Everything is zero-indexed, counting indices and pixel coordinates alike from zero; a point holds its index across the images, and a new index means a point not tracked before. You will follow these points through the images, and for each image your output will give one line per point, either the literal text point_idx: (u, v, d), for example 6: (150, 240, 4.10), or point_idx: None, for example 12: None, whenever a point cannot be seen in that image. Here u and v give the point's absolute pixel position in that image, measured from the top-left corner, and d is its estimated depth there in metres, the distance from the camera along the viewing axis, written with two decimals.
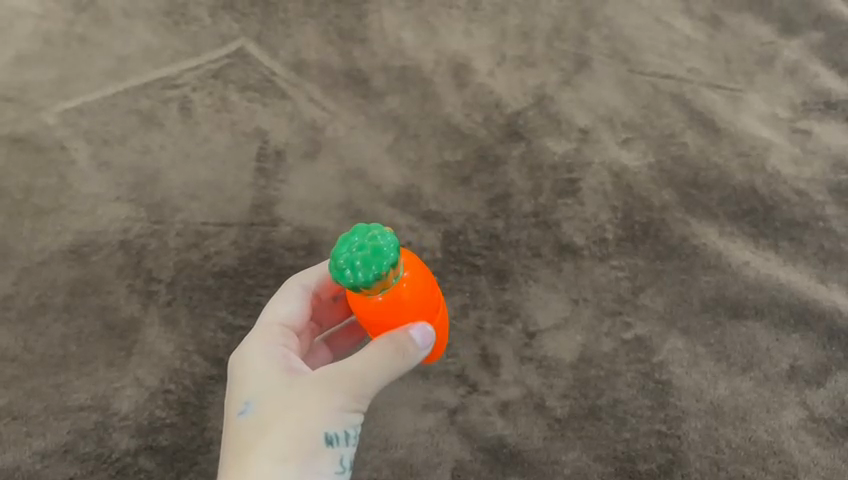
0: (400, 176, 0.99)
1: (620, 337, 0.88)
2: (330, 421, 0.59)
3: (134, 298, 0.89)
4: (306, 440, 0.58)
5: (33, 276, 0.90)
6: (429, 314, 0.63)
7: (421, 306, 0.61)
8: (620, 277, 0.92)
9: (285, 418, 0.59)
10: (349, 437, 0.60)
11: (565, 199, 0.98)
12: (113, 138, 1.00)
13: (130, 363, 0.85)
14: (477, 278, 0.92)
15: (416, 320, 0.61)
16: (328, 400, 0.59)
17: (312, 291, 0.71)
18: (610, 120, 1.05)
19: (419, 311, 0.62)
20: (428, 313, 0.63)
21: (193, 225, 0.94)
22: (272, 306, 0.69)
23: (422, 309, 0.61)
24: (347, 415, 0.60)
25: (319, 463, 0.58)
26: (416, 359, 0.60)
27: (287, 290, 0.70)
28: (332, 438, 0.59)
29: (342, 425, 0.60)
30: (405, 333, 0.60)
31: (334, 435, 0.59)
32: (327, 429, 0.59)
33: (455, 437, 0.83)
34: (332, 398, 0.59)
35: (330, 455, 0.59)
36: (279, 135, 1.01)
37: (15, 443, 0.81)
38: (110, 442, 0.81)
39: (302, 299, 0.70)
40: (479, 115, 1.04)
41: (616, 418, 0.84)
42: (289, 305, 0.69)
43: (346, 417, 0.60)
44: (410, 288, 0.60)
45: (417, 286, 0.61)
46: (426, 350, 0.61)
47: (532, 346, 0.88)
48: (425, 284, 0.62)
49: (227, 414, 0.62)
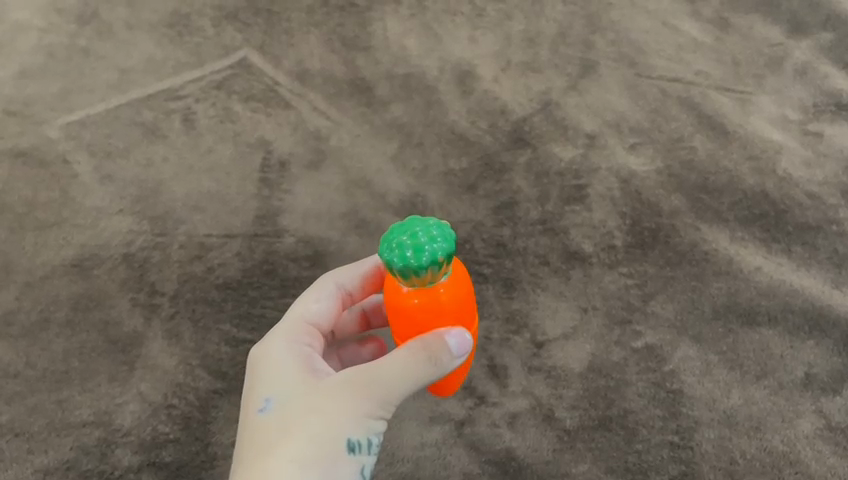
0: (405, 184, 0.98)
1: (630, 346, 0.87)
2: (351, 428, 0.56)
3: (137, 311, 0.88)
4: (327, 445, 0.56)
5: (36, 291, 0.89)
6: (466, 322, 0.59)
7: (459, 312, 0.58)
8: (629, 285, 0.91)
9: (307, 420, 0.56)
10: (371, 444, 0.58)
11: (573, 206, 0.96)
12: (116, 151, 0.99)
13: (133, 378, 0.84)
14: (484, 288, 0.91)
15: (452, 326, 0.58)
16: (351, 405, 0.57)
17: (347, 292, 0.69)
18: (617, 125, 1.03)
19: (456, 318, 0.58)
20: (466, 320, 0.59)
21: (197, 237, 0.93)
22: (298, 304, 0.68)
23: (460, 315, 0.58)
24: (370, 422, 0.57)
25: (338, 470, 0.56)
26: (448, 370, 0.57)
27: (317, 289, 0.68)
28: (353, 445, 0.57)
29: (364, 432, 0.57)
30: (441, 337, 0.56)
31: (355, 441, 0.57)
32: (349, 436, 0.56)
33: (463, 450, 0.82)
34: (356, 403, 0.57)
35: (350, 462, 0.57)
36: (282, 146, 1.00)
37: (16, 460, 0.80)
38: (113, 458, 0.80)
39: (333, 299, 0.68)
40: (485, 122, 1.03)
41: (626, 429, 0.82)
42: (317, 304, 0.68)
43: (369, 424, 0.57)
44: (453, 292, 0.57)
45: (460, 293, 0.58)
46: (462, 358, 0.57)
47: (541, 355, 0.86)
48: (468, 294, 0.59)
49: (247, 410, 0.60)
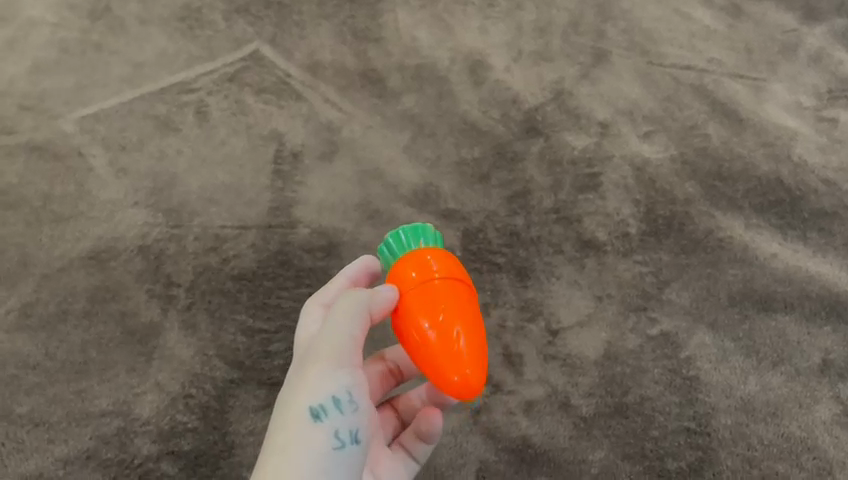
0: (418, 175, 0.98)
1: (645, 333, 0.86)
2: (307, 395, 0.56)
3: (153, 303, 0.88)
4: (294, 423, 0.56)
5: (52, 283, 0.89)
6: (458, 294, 0.58)
7: (446, 282, 0.58)
8: (644, 273, 0.90)
9: (276, 416, 0.58)
10: (339, 403, 0.56)
11: (586, 195, 0.96)
12: (130, 144, 1.00)
13: (150, 368, 0.85)
14: (498, 277, 0.90)
15: (429, 286, 0.58)
16: (305, 377, 0.57)
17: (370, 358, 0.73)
18: (630, 113, 1.03)
19: (449, 287, 0.58)
20: (460, 292, 0.58)
21: (212, 229, 0.93)
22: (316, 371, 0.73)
23: (449, 284, 0.58)
24: (328, 382, 0.57)
25: (312, 441, 0.55)
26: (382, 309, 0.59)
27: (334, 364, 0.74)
28: (317, 411, 0.56)
29: (324, 395, 0.56)
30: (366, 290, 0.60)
31: (317, 406, 0.56)
32: (309, 405, 0.56)
33: (479, 438, 0.81)
34: (309, 372, 0.57)
35: (322, 428, 0.55)
36: (295, 137, 1.01)
37: (36, 450, 0.80)
38: (132, 447, 0.80)
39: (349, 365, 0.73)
40: (497, 112, 1.03)
41: (643, 415, 0.82)
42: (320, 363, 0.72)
43: (327, 385, 0.57)
44: (420, 260, 0.59)
45: (425, 261, 0.59)
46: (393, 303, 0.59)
47: (556, 343, 0.86)
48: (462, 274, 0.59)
49: None
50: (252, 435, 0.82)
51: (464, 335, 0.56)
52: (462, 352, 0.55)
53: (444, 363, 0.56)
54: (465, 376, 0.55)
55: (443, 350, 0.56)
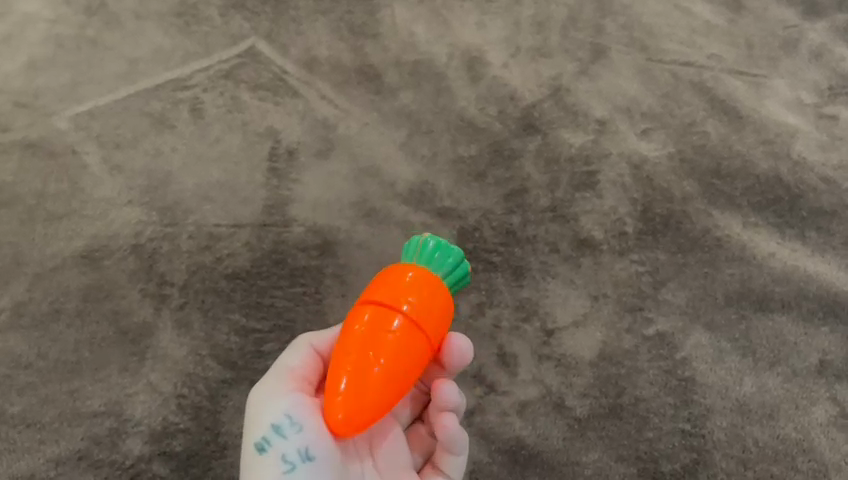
0: (414, 172, 0.97)
1: (641, 333, 0.86)
2: (253, 430, 0.60)
3: (147, 302, 0.88)
4: (247, 459, 0.59)
5: (46, 281, 0.88)
6: (408, 327, 0.56)
7: (410, 311, 0.56)
8: (641, 272, 0.90)
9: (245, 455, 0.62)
10: (280, 429, 0.59)
11: (583, 193, 0.95)
12: (125, 141, 0.99)
13: (143, 368, 0.84)
14: (493, 276, 0.89)
15: (390, 305, 0.56)
16: (255, 414, 0.61)
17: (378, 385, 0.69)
18: (628, 110, 1.02)
19: (408, 319, 0.56)
20: (414, 327, 0.56)
21: (206, 227, 0.93)
22: None
23: (410, 315, 0.56)
24: (268, 413, 0.60)
25: (264, 470, 0.58)
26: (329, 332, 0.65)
27: None
28: (262, 444, 0.59)
29: (266, 427, 0.59)
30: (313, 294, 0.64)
31: (261, 439, 0.59)
32: (255, 440, 0.59)
33: (472, 439, 0.80)
34: (255, 409, 0.61)
35: (269, 458, 0.58)
36: (291, 135, 1.00)
37: (28, 450, 0.80)
38: (124, 448, 0.80)
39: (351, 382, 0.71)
40: (494, 108, 1.02)
41: (638, 417, 0.81)
42: None
43: (268, 417, 0.60)
44: (403, 275, 0.58)
45: (415, 287, 0.57)
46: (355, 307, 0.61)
47: (551, 344, 0.85)
48: (435, 312, 0.57)
49: None
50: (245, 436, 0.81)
51: (378, 370, 0.54)
52: (364, 381, 0.55)
53: (341, 374, 0.55)
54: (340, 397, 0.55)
55: (351, 363, 0.55)
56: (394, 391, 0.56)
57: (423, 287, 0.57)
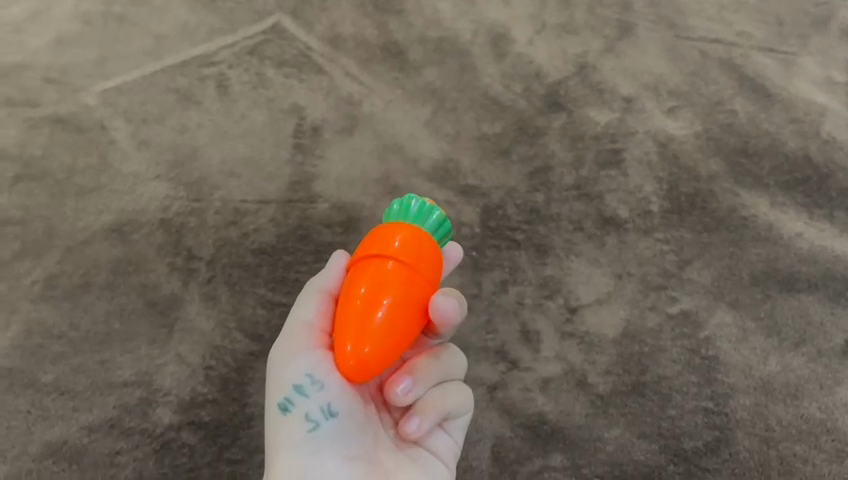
0: (438, 149, 0.97)
1: (665, 312, 0.86)
2: (276, 389, 0.59)
3: (175, 275, 0.89)
4: (271, 418, 0.60)
5: (76, 255, 0.90)
6: (402, 292, 0.53)
7: (398, 274, 0.53)
8: (665, 251, 0.89)
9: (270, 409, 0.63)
10: (301, 389, 0.58)
11: (609, 171, 0.95)
12: (152, 117, 1.00)
13: (171, 340, 0.86)
14: (517, 253, 0.89)
15: (381, 268, 0.54)
16: (276, 373, 0.60)
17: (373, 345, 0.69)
18: (655, 88, 1.01)
19: (400, 281, 0.53)
20: (408, 289, 0.53)
21: (232, 203, 0.94)
22: None
23: (401, 278, 0.53)
24: (289, 374, 0.59)
25: (289, 428, 0.59)
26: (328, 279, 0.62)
27: None
28: (285, 404, 0.59)
29: (288, 386, 0.59)
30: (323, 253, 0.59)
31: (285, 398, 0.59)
32: (278, 399, 0.59)
33: (495, 414, 0.81)
34: (278, 365, 0.60)
35: (295, 418, 0.58)
36: (315, 111, 1.00)
37: (62, 417, 0.82)
38: (154, 417, 0.82)
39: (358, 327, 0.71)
40: (518, 86, 1.02)
41: (660, 394, 0.82)
42: None
43: (288, 376, 0.59)
44: (388, 235, 0.55)
45: (406, 247, 0.54)
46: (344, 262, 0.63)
47: (574, 321, 0.86)
48: (428, 271, 0.54)
49: None
50: None
51: (375, 340, 0.53)
52: (366, 348, 0.53)
53: (346, 334, 0.54)
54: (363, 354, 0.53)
55: (353, 326, 0.53)
56: (399, 351, 0.54)
57: (414, 248, 0.54)
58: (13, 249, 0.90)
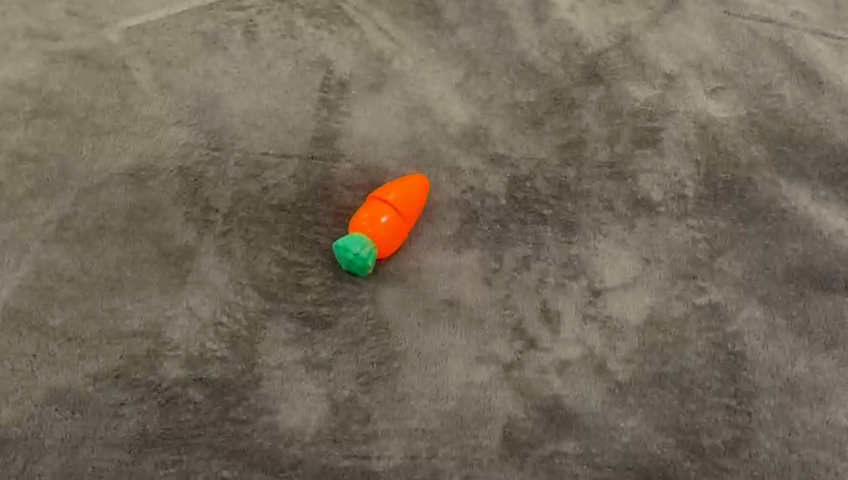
0: (468, 114, 0.96)
1: (692, 302, 0.82)
2: None
3: (190, 226, 0.86)
4: None
5: (91, 197, 0.86)
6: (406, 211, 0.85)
7: (409, 200, 0.85)
8: (697, 238, 0.86)
9: None
10: None
11: (644, 150, 0.92)
12: (176, 60, 0.96)
13: (183, 292, 0.82)
14: (542, 230, 0.88)
15: (403, 189, 0.85)
16: None
17: None
18: (699, 66, 0.98)
19: (403, 210, 0.84)
20: (409, 208, 0.85)
21: (253, 155, 0.91)
22: None
23: (407, 199, 0.85)
24: None
25: None
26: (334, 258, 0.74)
27: None
28: None
29: None
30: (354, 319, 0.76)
31: None
32: None
33: (508, 394, 0.78)
34: None
35: None
36: (344, 65, 0.98)
37: (67, 364, 0.77)
38: (160, 370, 0.77)
39: None
40: (557, 54, 1.00)
41: (681, 388, 0.78)
42: None
43: None
44: (376, 224, 0.83)
45: (394, 206, 0.84)
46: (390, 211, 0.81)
47: (597, 304, 0.83)
48: (407, 199, 0.85)
49: None
50: (280, 369, 0.78)
51: (395, 194, 0.84)
52: (403, 205, 0.84)
53: (398, 205, 0.84)
54: (400, 192, 0.85)
55: (399, 208, 0.84)
56: (409, 214, 0.85)
57: (399, 200, 0.84)
58: (26, 187, 0.87)
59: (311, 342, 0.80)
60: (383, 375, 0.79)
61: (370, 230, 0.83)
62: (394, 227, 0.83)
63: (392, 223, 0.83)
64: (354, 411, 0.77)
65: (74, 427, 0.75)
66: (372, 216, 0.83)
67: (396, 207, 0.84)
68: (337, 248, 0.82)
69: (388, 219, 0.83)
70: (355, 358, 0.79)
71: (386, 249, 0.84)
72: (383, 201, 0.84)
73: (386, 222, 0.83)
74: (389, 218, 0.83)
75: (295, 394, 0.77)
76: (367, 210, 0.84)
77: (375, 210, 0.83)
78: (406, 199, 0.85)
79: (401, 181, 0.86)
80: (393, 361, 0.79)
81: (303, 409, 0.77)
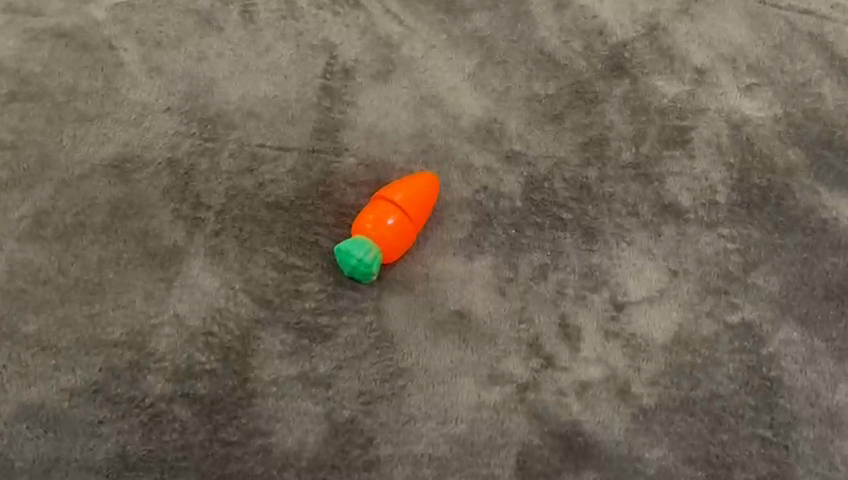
0: (482, 107, 0.88)
1: (724, 320, 0.76)
2: None
3: (178, 224, 0.79)
4: None
5: (71, 190, 0.79)
6: (414, 212, 0.78)
7: (417, 200, 0.78)
8: (729, 250, 0.79)
9: None
10: None
11: (672, 151, 0.86)
12: (167, 40, 0.89)
13: (170, 297, 0.75)
14: (561, 236, 0.81)
15: (411, 188, 0.78)
16: None
17: None
18: (732, 60, 0.91)
19: (411, 211, 0.77)
20: (417, 208, 0.78)
21: (249, 147, 0.84)
22: None
23: (416, 199, 0.78)
24: None
25: None
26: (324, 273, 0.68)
27: None
28: None
29: None
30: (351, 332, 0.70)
31: None
32: None
33: (523, 418, 0.71)
34: None
35: None
36: (349, 50, 0.90)
37: (41, 376, 0.71)
38: (143, 384, 0.71)
39: None
40: (578, 43, 0.92)
41: (712, 416, 0.72)
42: None
43: None
44: (381, 226, 0.76)
45: (400, 206, 0.77)
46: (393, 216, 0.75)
47: (620, 320, 0.76)
48: (416, 200, 0.78)
49: None
50: (275, 386, 0.72)
51: (402, 193, 0.77)
52: (411, 205, 0.77)
53: (406, 206, 0.77)
54: (407, 192, 0.78)
55: (406, 208, 0.77)
56: (418, 215, 0.78)
57: (407, 200, 0.77)
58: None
59: (309, 356, 0.73)
60: (387, 394, 0.72)
61: (374, 233, 0.76)
62: (401, 230, 0.76)
63: (398, 225, 0.76)
64: (354, 434, 0.71)
65: (47, 447, 0.68)
66: (377, 218, 0.76)
67: (403, 208, 0.77)
68: (339, 253, 0.75)
69: (393, 221, 0.76)
70: (356, 374, 0.73)
71: (392, 254, 0.77)
72: (389, 202, 0.77)
73: (392, 224, 0.76)
74: (395, 219, 0.76)
75: (291, 414, 0.71)
76: (372, 211, 0.77)
77: (381, 211, 0.76)
78: (414, 199, 0.78)
79: (408, 180, 0.79)
80: (398, 378, 0.73)
81: (299, 430, 0.70)
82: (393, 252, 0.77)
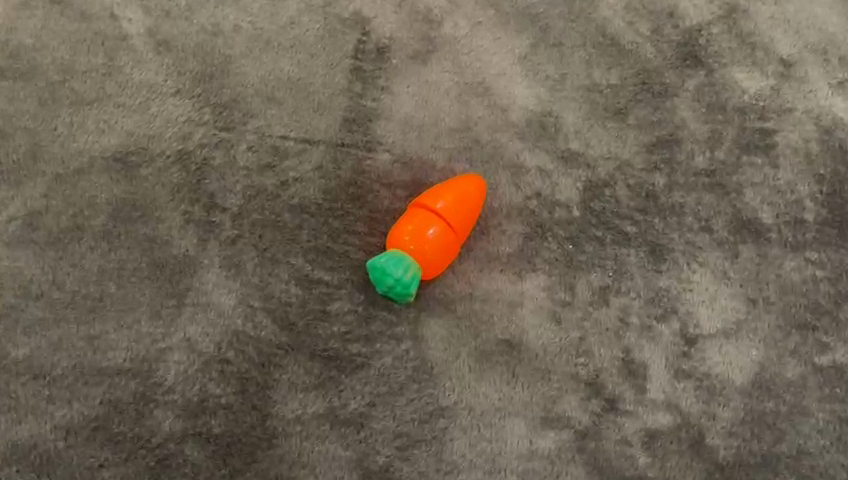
0: (534, 96, 0.76)
1: (813, 362, 0.68)
2: None
3: (190, 230, 0.69)
4: None
5: (68, 188, 0.69)
6: (460, 221, 0.66)
7: (463, 208, 0.67)
8: (818, 278, 0.70)
9: None
10: None
11: (754, 158, 0.74)
12: (177, 9, 0.77)
13: (180, 317, 0.66)
14: (625, 254, 0.71)
15: (457, 193, 0.67)
16: None
17: None
18: (823, 51, 0.79)
19: (456, 220, 0.66)
20: (463, 217, 0.67)
21: (270, 138, 0.73)
22: None
23: (462, 206, 0.66)
24: None
25: None
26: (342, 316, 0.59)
27: None
28: None
29: None
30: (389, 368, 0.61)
31: None
32: None
33: (582, 471, 0.65)
34: None
35: None
36: (383, 26, 0.77)
37: (33, 411, 0.63)
38: (150, 421, 0.63)
39: None
40: (644, 27, 0.79)
41: (798, 474, 0.65)
42: None
43: None
44: (421, 239, 0.65)
45: (444, 216, 0.65)
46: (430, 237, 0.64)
47: (693, 357, 0.68)
48: (462, 207, 0.66)
49: None
50: (300, 424, 0.64)
51: (446, 200, 0.66)
52: (457, 214, 0.66)
53: (450, 215, 0.66)
54: (452, 198, 0.66)
55: (451, 218, 0.66)
56: (463, 224, 0.67)
57: (452, 208, 0.66)
58: None
59: (338, 390, 0.65)
60: (427, 438, 0.65)
61: (413, 248, 0.65)
62: (444, 243, 0.65)
63: (441, 238, 0.65)
64: None
65: None
66: (417, 229, 0.65)
67: (446, 218, 0.66)
68: (373, 270, 0.65)
69: (435, 234, 0.65)
70: (391, 413, 0.65)
71: (433, 270, 0.66)
72: (430, 210, 0.66)
73: (434, 237, 0.65)
74: (438, 231, 0.65)
75: (318, 458, 0.64)
76: (411, 221, 0.66)
77: (421, 222, 0.65)
78: (460, 207, 0.66)
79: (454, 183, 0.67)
80: (439, 419, 0.65)
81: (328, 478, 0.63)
82: (434, 268, 0.66)
